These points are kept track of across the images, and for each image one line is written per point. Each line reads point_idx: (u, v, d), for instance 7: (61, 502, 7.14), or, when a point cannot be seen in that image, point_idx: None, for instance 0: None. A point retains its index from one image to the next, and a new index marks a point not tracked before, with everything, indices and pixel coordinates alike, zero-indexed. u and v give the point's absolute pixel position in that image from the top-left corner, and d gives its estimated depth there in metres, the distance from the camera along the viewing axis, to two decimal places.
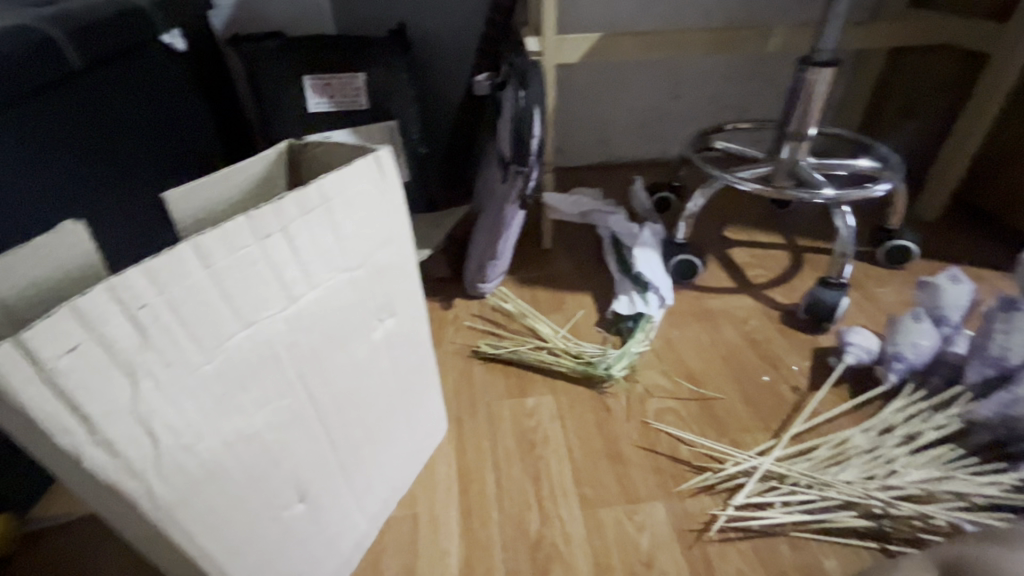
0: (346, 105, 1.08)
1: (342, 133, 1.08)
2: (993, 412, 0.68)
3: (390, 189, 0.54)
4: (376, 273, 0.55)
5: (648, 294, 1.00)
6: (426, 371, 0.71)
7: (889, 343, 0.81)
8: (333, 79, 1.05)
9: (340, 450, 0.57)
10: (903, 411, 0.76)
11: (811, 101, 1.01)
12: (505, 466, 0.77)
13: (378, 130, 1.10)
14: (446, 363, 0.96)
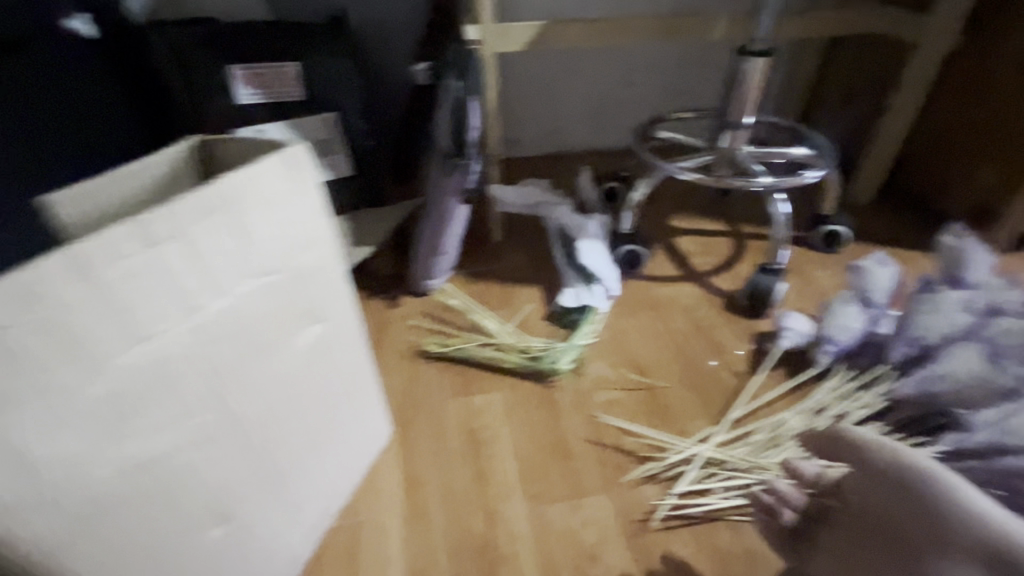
0: (282, 96, 1.01)
1: (278, 125, 1.01)
2: (917, 389, 0.73)
3: (311, 189, 0.51)
4: (298, 279, 0.53)
5: (594, 285, 1.00)
6: (364, 375, 0.68)
7: (823, 327, 0.84)
8: (265, 68, 0.98)
9: (267, 466, 0.55)
10: (834, 391, 0.79)
11: (747, 90, 1.04)
12: (450, 468, 0.76)
13: (318, 124, 1.04)
14: (391, 364, 0.94)
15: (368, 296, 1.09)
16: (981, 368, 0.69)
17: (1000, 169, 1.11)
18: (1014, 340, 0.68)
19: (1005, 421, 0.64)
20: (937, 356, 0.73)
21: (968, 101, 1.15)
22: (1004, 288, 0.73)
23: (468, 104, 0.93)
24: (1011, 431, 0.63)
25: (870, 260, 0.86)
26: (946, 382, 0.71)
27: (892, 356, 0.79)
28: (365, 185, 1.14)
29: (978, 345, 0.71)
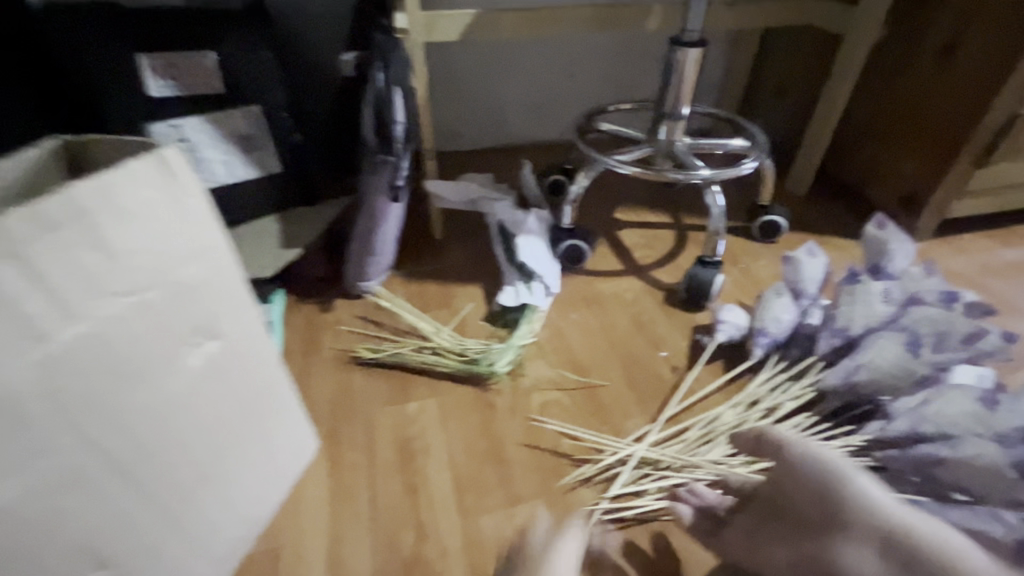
0: (196, 87, 0.93)
1: (196, 121, 0.94)
2: (842, 380, 0.73)
3: (184, 193, 0.48)
4: (178, 293, 0.49)
5: (533, 283, 0.98)
6: (281, 390, 0.64)
7: (755, 319, 0.84)
8: (178, 58, 0.90)
9: (157, 494, 0.51)
10: (767, 383, 0.79)
11: (682, 82, 1.04)
12: (380, 482, 0.73)
13: (241, 116, 0.97)
14: (322, 372, 0.89)
15: (299, 300, 1.03)
16: (900, 356, 0.70)
17: (922, 158, 1.14)
18: (928, 328, 0.72)
19: (922, 408, 0.65)
20: (861, 344, 0.75)
21: (893, 92, 1.19)
22: (922, 278, 0.79)
23: (391, 95, 0.88)
24: (926, 417, 0.64)
25: (800, 251, 0.88)
26: (867, 372, 0.72)
27: (821, 348, 0.79)
28: (298, 183, 1.07)
29: (898, 333, 0.73)
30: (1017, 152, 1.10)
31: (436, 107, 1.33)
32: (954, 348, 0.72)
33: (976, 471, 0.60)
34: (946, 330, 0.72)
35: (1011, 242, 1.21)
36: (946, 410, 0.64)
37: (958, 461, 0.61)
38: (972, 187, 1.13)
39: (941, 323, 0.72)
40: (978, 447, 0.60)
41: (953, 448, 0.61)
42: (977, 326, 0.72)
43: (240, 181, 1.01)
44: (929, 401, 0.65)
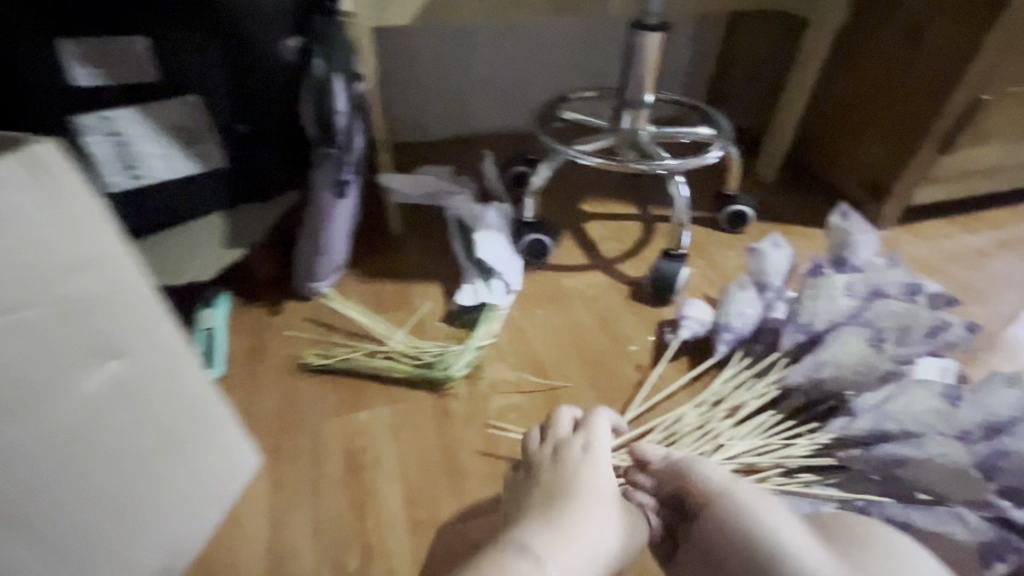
0: (128, 77, 0.79)
1: (127, 113, 0.81)
2: (805, 376, 0.71)
3: (73, 203, 0.42)
4: (66, 312, 0.44)
5: (492, 280, 0.94)
6: (205, 408, 0.60)
7: (719, 314, 0.82)
8: (104, 46, 0.76)
9: (43, 526, 0.48)
10: (732, 381, 0.77)
11: (644, 68, 1.00)
12: (326, 499, 0.69)
13: (177, 109, 0.84)
14: (267, 380, 0.83)
15: (245, 303, 0.97)
16: (864, 352, 0.69)
17: (888, 145, 1.13)
18: (892, 323, 0.71)
19: (885, 405, 0.63)
20: (825, 339, 0.73)
21: (858, 77, 1.17)
22: (885, 269, 0.78)
23: (333, 82, 0.82)
24: (890, 415, 0.63)
25: (765, 243, 0.85)
26: (830, 369, 0.70)
27: (785, 343, 0.76)
28: (245, 178, 0.95)
29: (862, 329, 0.71)
30: (979, 138, 1.09)
31: (394, 96, 1.27)
32: (918, 343, 0.71)
33: (938, 471, 0.59)
34: (909, 324, 0.70)
35: (973, 229, 1.21)
36: (910, 408, 0.62)
37: (921, 461, 0.59)
38: (936, 174, 1.12)
39: (904, 318, 0.71)
40: (942, 445, 0.58)
41: (917, 447, 0.60)
42: (942, 320, 0.71)
43: (182, 179, 0.90)
44: (893, 398, 0.64)
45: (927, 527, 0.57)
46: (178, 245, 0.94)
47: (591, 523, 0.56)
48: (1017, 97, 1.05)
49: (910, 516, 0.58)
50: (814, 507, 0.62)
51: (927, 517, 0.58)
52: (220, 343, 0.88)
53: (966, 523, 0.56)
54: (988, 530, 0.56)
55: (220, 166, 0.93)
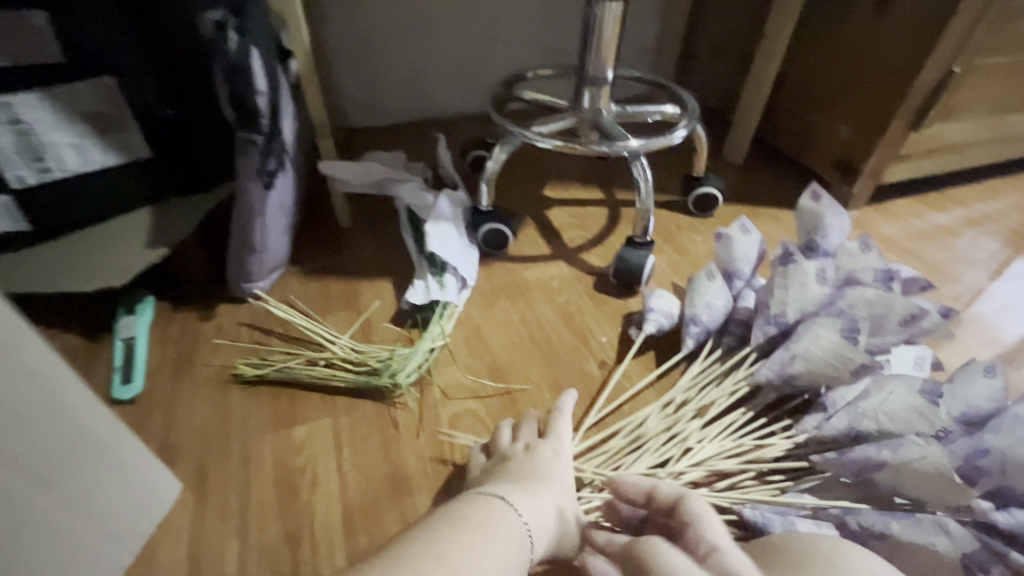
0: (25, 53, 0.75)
1: (31, 98, 0.76)
2: (775, 372, 0.67)
3: None
4: None
5: (446, 276, 0.86)
6: (93, 438, 0.53)
7: (687, 306, 0.77)
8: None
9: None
10: (701, 379, 0.73)
11: (605, 41, 0.92)
12: (256, 528, 0.62)
13: (91, 93, 0.80)
14: (194, 395, 0.75)
15: (174, 308, 0.88)
16: (837, 343, 0.63)
17: (858, 122, 1.09)
18: (865, 311, 0.67)
19: (859, 404, 0.60)
20: (796, 331, 0.67)
21: (826, 52, 1.12)
22: (858, 255, 0.74)
23: (250, 58, 0.69)
24: (867, 415, 0.59)
25: (733, 227, 0.80)
26: (801, 363, 0.65)
27: (758, 336, 0.71)
28: (170, 166, 0.90)
29: (834, 319, 0.65)
30: (949, 112, 1.06)
31: (345, 78, 1.21)
32: (894, 333, 0.67)
33: (917, 474, 0.54)
34: (881, 313, 0.66)
35: (942, 206, 1.18)
36: (887, 406, 0.58)
37: (899, 462, 0.55)
38: (906, 151, 1.09)
39: (878, 305, 0.66)
40: (921, 448, 0.54)
41: (892, 449, 0.55)
42: (920, 308, 0.66)
43: (98, 170, 0.85)
44: (870, 396, 0.60)
45: (907, 538, 0.53)
46: (98, 248, 0.85)
47: (546, 501, 0.56)
48: (986, 68, 1.02)
49: (889, 525, 0.54)
50: (786, 522, 0.57)
51: (909, 528, 0.54)
52: (140, 352, 0.79)
53: (950, 533, 0.53)
54: (973, 540, 0.52)
55: (144, 154, 0.88)
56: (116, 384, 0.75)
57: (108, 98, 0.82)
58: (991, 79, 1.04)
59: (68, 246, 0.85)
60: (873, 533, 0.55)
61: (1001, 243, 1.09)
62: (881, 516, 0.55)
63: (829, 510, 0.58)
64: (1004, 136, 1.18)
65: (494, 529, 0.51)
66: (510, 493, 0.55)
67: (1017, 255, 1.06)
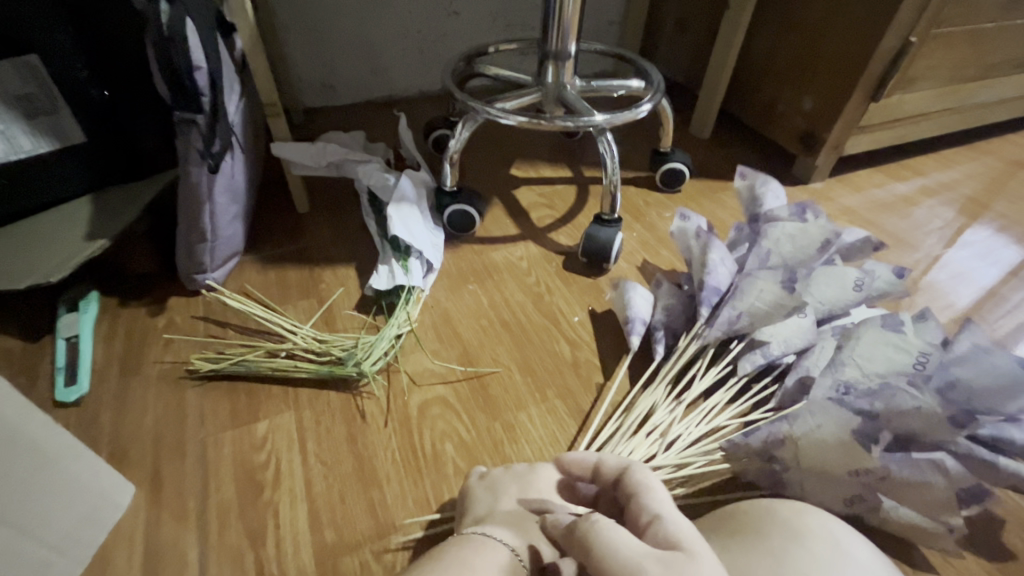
0: None
1: None
2: (723, 330, 0.71)
3: None
4: None
5: (411, 261, 0.83)
6: (28, 446, 0.49)
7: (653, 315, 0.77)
8: None
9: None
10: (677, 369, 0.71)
11: (566, 12, 0.90)
12: (217, 528, 0.59)
13: (11, 72, 0.73)
14: (145, 395, 0.71)
15: (121, 303, 0.82)
16: (775, 292, 0.68)
17: (821, 94, 1.09)
18: (789, 245, 0.73)
19: (837, 354, 0.61)
20: (738, 287, 0.72)
21: (787, 24, 1.12)
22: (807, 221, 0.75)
23: (184, 32, 0.63)
24: (846, 363, 0.60)
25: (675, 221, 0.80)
26: (747, 318, 0.70)
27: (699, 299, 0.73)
28: (110, 151, 0.84)
29: (774, 272, 0.70)
30: (908, 82, 1.07)
31: (298, 58, 1.15)
32: (808, 258, 0.73)
33: (908, 419, 0.53)
34: (802, 246, 0.73)
35: (900, 177, 1.21)
36: (861, 351, 0.60)
37: (891, 410, 0.54)
38: (866, 123, 1.10)
39: (800, 239, 0.73)
40: (914, 398, 0.53)
41: (884, 400, 0.55)
42: (825, 238, 0.72)
43: (28, 157, 0.78)
44: (842, 347, 0.61)
45: (903, 479, 0.54)
46: (33, 239, 0.79)
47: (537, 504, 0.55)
48: (942, 37, 1.03)
49: (887, 464, 0.53)
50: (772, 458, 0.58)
51: (906, 469, 0.53)
52: (84, 351, 0.74)
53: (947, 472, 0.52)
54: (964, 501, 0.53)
55: (82, 139, 0.81)
56: (58, 386, 0.70)
57: (32, 78, 0.75)
58: (947, 48, 1.06)
59: None
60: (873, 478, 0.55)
61: (956, 212, 1.12)
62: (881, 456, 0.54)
63: (827, 452, 0.55)
64: (957, 105, 1.21)
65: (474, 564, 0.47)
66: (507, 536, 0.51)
67: (973, 223, 1.09)
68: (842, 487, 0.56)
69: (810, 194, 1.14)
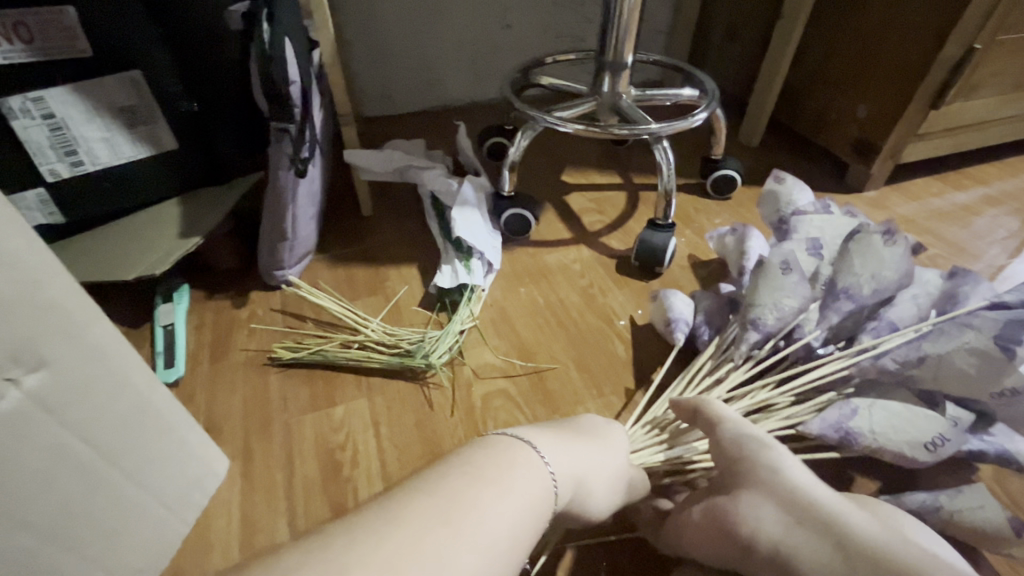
0: (59, 52, 0.75)
1: (58, 91, 0.77)
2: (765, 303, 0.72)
3: None
4: None
5: (473, 261, 0.88)
6: (159, 419, 0.55)
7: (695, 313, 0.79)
8: (27, 16, 0.72)
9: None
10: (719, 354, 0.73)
11: (624, 26, 0.93)
12: (303, 499, 0.65)
13: (117, 85, 0.81)
14: (234, 380, 0.77)
15: (209, 296, 0.90)
16: (805, 261, 0.73)
17: (878, 102, 1.08)
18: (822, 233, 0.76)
19: (817, 238, 0.75)
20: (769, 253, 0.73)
21: (843, 32, 1.11)
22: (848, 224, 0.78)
23: (280, 51, 0.71)
24: (825, 241, 0.75)
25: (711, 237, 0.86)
26: None
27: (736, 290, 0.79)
28: (200, 157, 0.92)
29: (798, 242, 0.75)
30: (970, 89, 1.05)
31: (362, 71, 1.22)
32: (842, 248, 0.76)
33: (858, 251, 0.67)
34: (834, 235, 0.76)
35: (960, 185, 1.19)
36: (832, 235, 0.76)
37: (852, 249, 0.68)
38: (925, 130, 1.09)
39: (828, 228, 0.76)
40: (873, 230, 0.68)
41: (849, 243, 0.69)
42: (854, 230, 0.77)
43: (128, 163, 0.86)
44: (822, 237, 0.76)
45: (944, 353, 0.60)
46: (135, 234, 0.88)
47: (582, 450, 0.53)
48: (1007, 43, 1.01)
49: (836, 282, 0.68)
50: (758, 327, 0.67)
51: (937, 342, 0.60)
52: (180, 338, 0.81)
53: (976, 326, 0.59)
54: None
55: (175, 147, 0.89)
56: (159, 367, 0.78)
57: (134, 91, 0.83)
58: (1013, 54, 1.04)
59: (101, 236, 0.88)
60: (911, 362, 0.62)
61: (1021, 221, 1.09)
62: (854, 304, 0.66)
63: (763, 283, 0.68)
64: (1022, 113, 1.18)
65: (503, 480, 0.45)
66: (534, 437, 0.50)
67: None
68: (924, 421, 0.59)
69: (864, 202, 1.13)
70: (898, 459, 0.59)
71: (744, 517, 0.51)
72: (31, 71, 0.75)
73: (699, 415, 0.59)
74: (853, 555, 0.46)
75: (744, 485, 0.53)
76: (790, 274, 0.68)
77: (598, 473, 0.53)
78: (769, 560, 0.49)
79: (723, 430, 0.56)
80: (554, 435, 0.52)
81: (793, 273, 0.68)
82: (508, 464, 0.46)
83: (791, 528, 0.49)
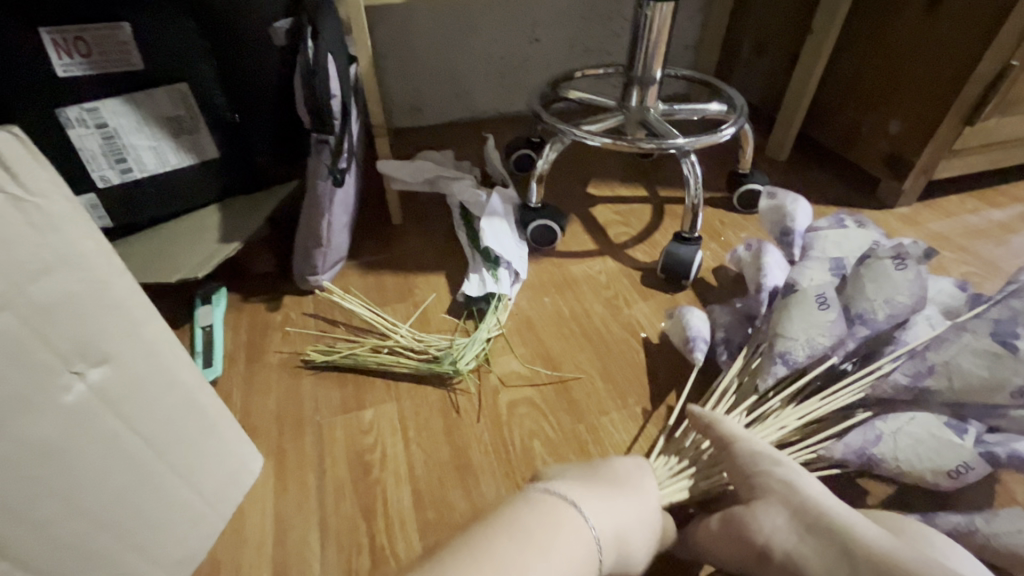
0: (115, 66, 0.80)
1: (112, 103, 0.82)
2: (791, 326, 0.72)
3: (52, 207, 0.41)
4: (56, 319, 0.42)
5: (500, 271, 0.90)
6: (202, 415, 0.57)
7: (719, 329, 0.79)
8: (86, 32, 0.76)
9: (35, 553, 0.44)
10: (745, 371, 0.72)
11: (654, 42, 0.94)
12: (334, 499, 0.67)
13: (166, 98, 0.85)
14: (269, 381, 0.80)
15: (245, 298, 0.94)
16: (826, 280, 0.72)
17: (911, 117, 1.07)
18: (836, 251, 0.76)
19: (837, 256, 0.75)
20: (789, 277, 0.73)
21: (874, 47, 1.11)
22: (861, 236, 0.78)
23: (325, 66, 0.75)
24: (845, 259, 0.75)
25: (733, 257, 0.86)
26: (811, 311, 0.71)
27: (756, 307, 0.79)
28: (241, 166, 0.96)
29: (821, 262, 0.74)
30: (1008, 105, 1.04)
31: (394, 84, 1.26)
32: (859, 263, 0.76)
33: (868, 279, 0.67)
34: (849, 249, 0.76)
35: (996, 203, 1.16)
36: (847, 250, 0.76)
37: (867, 273, 0.68)
38: (960, 146, 1.07)
39: (844, 245, 0.76)
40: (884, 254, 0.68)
41: (861, 266, 0.69)
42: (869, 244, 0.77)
43: (174, 170, 0.90)
44: (843, 257, 0.75)
45: (950, 358, 0.62)
46: (178, 240, 0.92)
47: (622, 505, 0.53)
48: None
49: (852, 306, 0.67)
50: (786, 360, 0.66)
51: (941, 350, 0.63)
52: (218, 339, 0.84)
53: (972, 330, 0.62)
54: None
55: (218, 155, 0.93)
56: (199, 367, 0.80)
57: (181, 104, 0.87)
58: None
59: (146, 242, 0.92)
60: (922, 374, 0.63)
61: None
62: (869, 329, 0.67)
63: (790, 320, 0.67)
64: None
65: (544, 544, 0.45)
66: (576, 495, 0.51)
67: None
68: (949, 451, 0.57)
69: (895, 218, 1.11)
70: (919, 482, 0.59)
71: (758, 523, 0.52)
72: (89, 83, 0.79)
73: (711, 429, 0.60)
74: (856, 561, 0.46)
75: (757, 496, 0.54)
76: (824, 308, 0.67)
77: (640, 526, 0.54)
78: (782, 566, 0.50)
79: (736, 448, 0.57)
80: (593, 489, 0.53)
81: (831, 309, 0.67)
82: (553, 526, 0.47)
83: (801, 534, 0.50)
